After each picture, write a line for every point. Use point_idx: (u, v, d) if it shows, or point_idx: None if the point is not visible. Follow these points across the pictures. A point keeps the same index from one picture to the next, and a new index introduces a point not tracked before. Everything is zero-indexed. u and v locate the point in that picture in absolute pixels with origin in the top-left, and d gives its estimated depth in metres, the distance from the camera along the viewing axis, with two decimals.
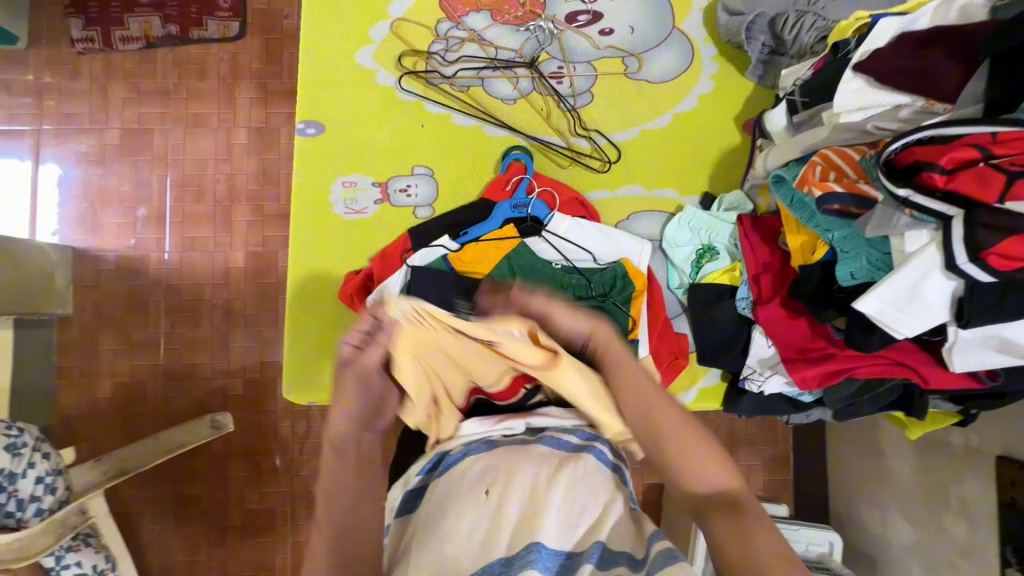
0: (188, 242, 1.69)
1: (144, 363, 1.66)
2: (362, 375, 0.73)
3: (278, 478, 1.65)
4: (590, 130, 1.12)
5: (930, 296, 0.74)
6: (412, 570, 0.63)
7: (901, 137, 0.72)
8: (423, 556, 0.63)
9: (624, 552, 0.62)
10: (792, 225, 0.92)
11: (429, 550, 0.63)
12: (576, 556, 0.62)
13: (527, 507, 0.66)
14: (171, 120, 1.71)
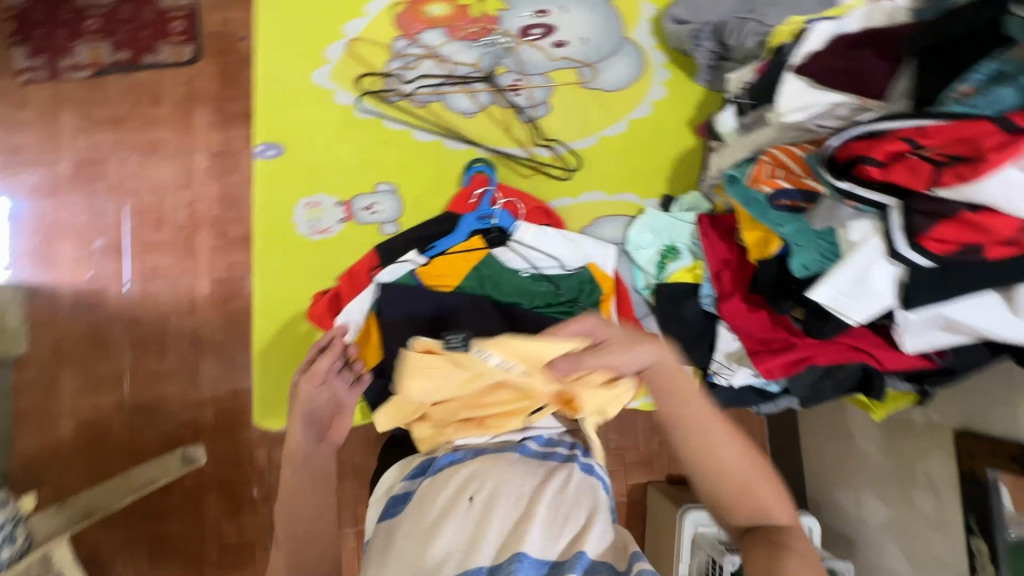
0: (150, 272, 1.64)
1: (107, 400, 1.60)
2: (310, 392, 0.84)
3: (256, 509, 1.60)
4: (550, 139, 1.15)
5: (877, 283, 0.78)
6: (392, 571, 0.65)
7: (838, 135, 0.77)
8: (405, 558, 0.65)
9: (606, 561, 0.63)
10: (747, 222, 0.94)
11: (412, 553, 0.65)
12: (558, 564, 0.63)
13: (512, 514, 0.67)
14: (126, 147, 1.67)
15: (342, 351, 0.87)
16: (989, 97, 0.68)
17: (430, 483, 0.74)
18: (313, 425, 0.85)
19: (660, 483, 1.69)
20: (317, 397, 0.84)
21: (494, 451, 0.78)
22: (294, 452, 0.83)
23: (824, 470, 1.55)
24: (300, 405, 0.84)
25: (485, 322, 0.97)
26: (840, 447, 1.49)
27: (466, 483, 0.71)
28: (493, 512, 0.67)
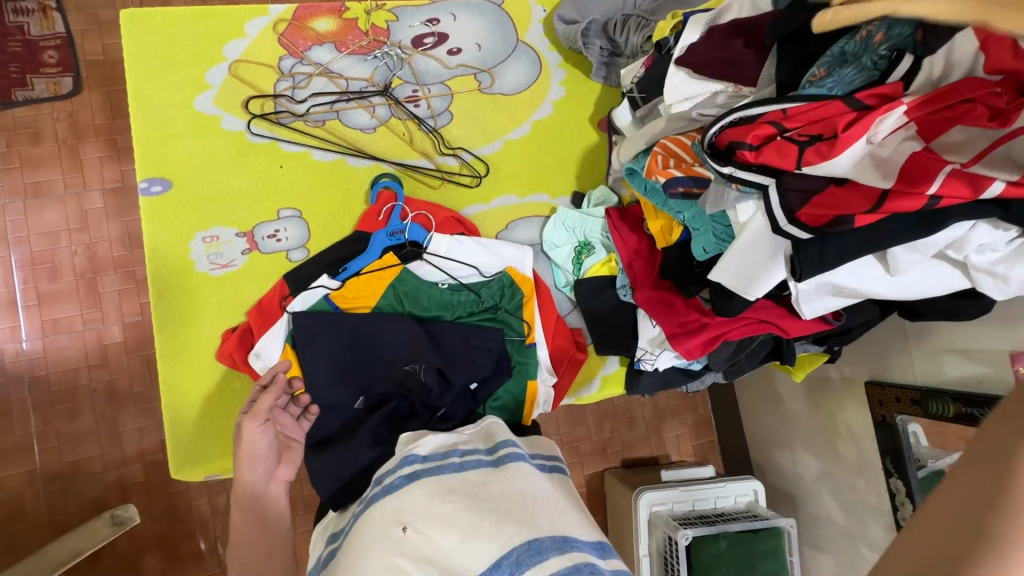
0: (51, 325, 1.50)
1: (16, 473, 1.45)
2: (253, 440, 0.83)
3: (204, 561, 1.51)
4: (455, 148, 1.14)
5: (764, 258, 0.83)
6: None
7: (717, 122, 0.81)
8: None
9: (554, 539, 0.65)
10: (651, 211, 0.99)
11: None
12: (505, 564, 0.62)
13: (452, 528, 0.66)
14: (6, 193, 1.51)
15: (284, 386, 0.87)
16: (838, 78, 0.75)
17: (365, 519, 0.72)
18: (261, 464, 0.84)
19: (615, 469, 1.72)
20: (262, 437, 0.83)
21: (430, 473, 0.75)
22: (242, 491, 0.83)
23: (763, 434, 1.63)
24: (247, 446, 0.83)
25: (406, 342, 0.97)
26: (772, 410, 1.57)
27: (399, 513, 0.69)
28: (429, 541, 0.65)
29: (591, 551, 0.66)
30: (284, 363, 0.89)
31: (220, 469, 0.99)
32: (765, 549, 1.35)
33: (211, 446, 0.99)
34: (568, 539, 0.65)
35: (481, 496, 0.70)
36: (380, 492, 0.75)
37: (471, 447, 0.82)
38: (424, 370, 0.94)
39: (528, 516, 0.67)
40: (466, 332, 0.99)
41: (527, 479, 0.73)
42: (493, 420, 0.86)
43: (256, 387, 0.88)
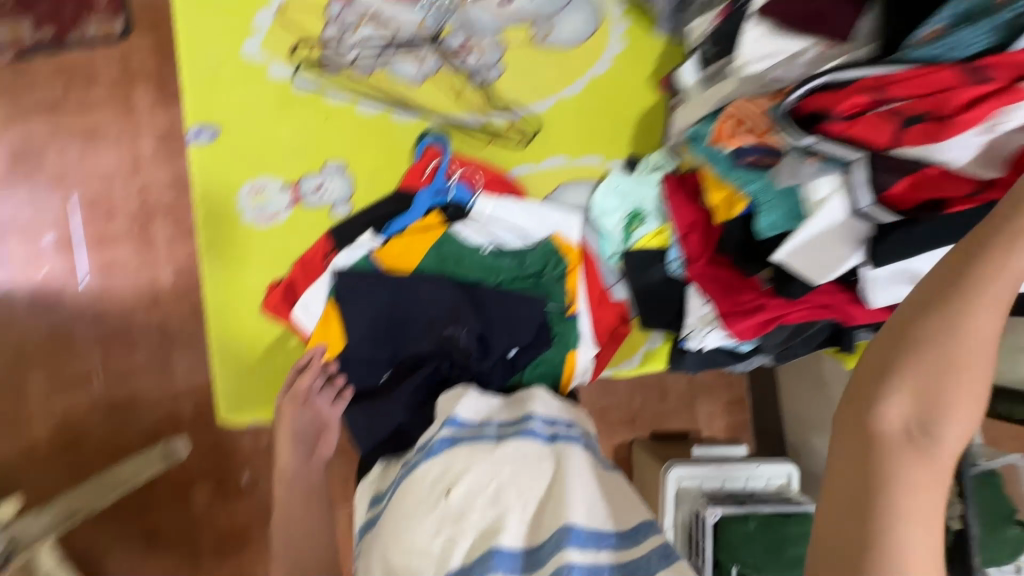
0: (107, 266, 1.56)
1: (80, 400, 1.55)
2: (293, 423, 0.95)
3: (248, 493, 1.60)
4: (506, 104, 1.08)
5: (842, 241, 0.77)
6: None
7: (798, 90, 0.73)
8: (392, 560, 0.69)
9: (596, 529, 0.66)
10: (713, 181, 0.90)
11: (398, 554, 0.69)
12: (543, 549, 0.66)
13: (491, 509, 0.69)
14: (64, 135, 1.55)
15: (320, 368, 0.95)
16: (955, 41, 0.64)
17: (407, 480, 0.74)
18: (300, 442, 0.96)
19: (644, 440, 1.71)
20: (300, 417, 0.94)
21: (471, 440, 0.76)
22: (285, 470, 0.95)
23: (803, 417, 1.56)
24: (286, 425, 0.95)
25: (446, 306, 0.94)
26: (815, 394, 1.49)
27: (442, 477, 0.72)
28: (469, 512, 0.69)
29: (623, 535, 0.66)
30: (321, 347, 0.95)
31: (267, 413, 1.03)
32: (795, 534, 1.31)
33: (257, 391, 1.03)
34: (602, 533, 0.66)
35: (519, 474, 0.72)
36: (421, 453, 0.76)
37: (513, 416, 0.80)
38: (464, 335, 0.92)
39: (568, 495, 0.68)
40: (507, 297, 0.96)
41: (567, 459, 0.72)
42: (530, 393, 0.83)
43: (295, 369, 0.97)
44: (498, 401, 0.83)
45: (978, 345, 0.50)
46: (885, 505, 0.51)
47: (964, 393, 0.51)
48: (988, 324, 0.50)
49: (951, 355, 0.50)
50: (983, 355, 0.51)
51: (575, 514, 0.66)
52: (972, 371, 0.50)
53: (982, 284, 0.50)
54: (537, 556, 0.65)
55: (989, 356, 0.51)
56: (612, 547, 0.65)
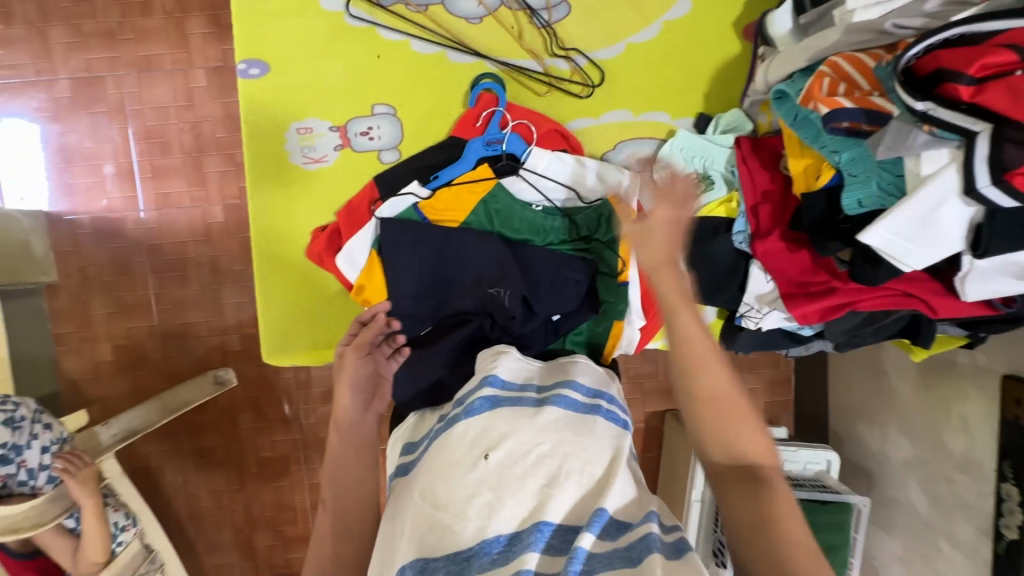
0: (163, 199, 1.60)
1: (138, 326, 1.64)
2: (354, 381, 0.80)
3: (290, 426, 1.68)
4: (569, 49, 1.00)
5: (946, 225, 0.67)
6: (404, 536, 0.64)
7: (923, 41, 0.63)
8: (420, 518, 0.64)
9: (620, 520, 0.63)
10: (794, 147, 0.83)
11: (428, 513, 0.64)
12: (576, 532, 0.62)
13: (531, 477, 0.65)
14: (122, 65, 1.55)
15: (383, 326, 0.85)
16: None
17: (444, 435, 0.71)
18: (362, 392, 0.81)
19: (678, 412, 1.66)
20: (362, 369, 0.81)
21: (512, 403, 0.73)
22: (342, 417, 0.79)
23: (850, 403, 1.47)
24: (347, 374, 0.81)
25: (494, 264, 0.92)
26: (870, 382, 1.39)
27: (482, 438, 0.68)
28: (511, 477, 0.64)
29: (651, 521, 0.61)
30: (385, 304, 0.88)
31: (308, 359, 1.04)
32: (828, 523, 1.26)
33: (299, 336, 1.04)
34: (625, 527, 0.62)
35: (563, 443, 0.68)
36: (459, 410, 0.73)
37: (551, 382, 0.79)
38: (508, 294, 0.88)
39: (611, 471, 0.67)
40: (555, 262, 0.93)
41: (607, 436, 0.71)
42: (571, 359, 0.84)
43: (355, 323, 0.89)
44: (540, 363, 0.84)
45: (716, 387, 0.67)
46: (752, 514, 0.62)
47: (734, 419, 0.67)
48: (713, 375, 0.67)
49: (709, 407, 0.67)
50: (726, 391, 0.68)
51: (611, 498, 0.63)
52: (734, 396, 0.67)
53: (687, 353, 0.68)
54: (573, 533, 0.61)
55: (731, 386, 0.68)
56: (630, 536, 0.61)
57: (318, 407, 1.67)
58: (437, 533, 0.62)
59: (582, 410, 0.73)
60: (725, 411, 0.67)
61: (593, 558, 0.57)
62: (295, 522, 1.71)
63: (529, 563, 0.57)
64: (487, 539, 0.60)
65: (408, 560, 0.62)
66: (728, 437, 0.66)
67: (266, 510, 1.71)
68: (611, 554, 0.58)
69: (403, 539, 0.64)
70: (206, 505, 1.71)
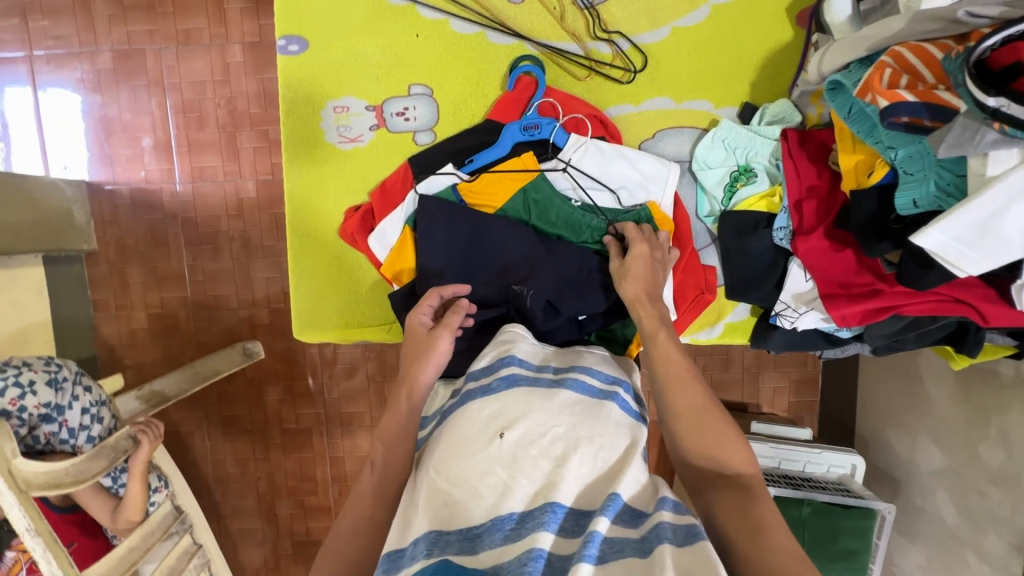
0: (198, 172, 1.62)
1: (172, 296, 1.68)
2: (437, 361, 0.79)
3: (314, 400, 1.72)
4: (612, 32, 0.97)
5: (1007, 228, 0.63)
6: (416, 508, 0.65)
7: (1000, 32, 0.59)
8: (433, 492, 0.65)
9: (633, 507, 0.63)
10: (846, 142, 0.80)
11: (442, 487, 0.64)
12: (589, 515, 0.62)
13: (543, 458, 0.65)
14: (161, 39, 1.57)
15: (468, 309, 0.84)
16: None
17: (459, 412, 0.71)
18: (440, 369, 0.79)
19: None
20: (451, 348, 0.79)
21: (528, 384, 0.73)
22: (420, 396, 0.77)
23: (880, 407, 1.42)
24: (437, 357, 0.78)
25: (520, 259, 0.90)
26: (904, 388, 1.34)
27: (498, 417, 0.68)
28: (525, 456, 0.64)
29: (663, 507, 0.61)
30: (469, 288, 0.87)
31: (336, 336, 1.05)
32: (850, 528, 1.24)
33: (328, 315, 1.05)
34: (639, 515, 0.62)
35: (578, 426, 0.68)
36: (475, 389, 0.73)
37: (567, 365, 0.79)
38: (530, 295, 0.86)
39: (624, 459, 0.67)
40: (586, 265, 0.91)
41: (622, 422, 0.70)
42: (585, 350, 0.84)
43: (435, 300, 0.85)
44: (553, 349, 0.84)
45: (694, 403, 0.72)
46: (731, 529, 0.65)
47: (712, 429, 0.71)
48: (689, 392, 0.73)
49: (686, 422, 0.72)
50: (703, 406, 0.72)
51: (624, 484, 0.63)
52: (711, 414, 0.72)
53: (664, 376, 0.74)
54: (586, 518, 0.61)
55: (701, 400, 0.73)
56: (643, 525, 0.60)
57: (341, 382, 1.70)
58: (450, 509, 0.63)
59: (597, 396, 0.73)
60: (702, 424, 0.71)
61: (606, 542, 0.57)
62: (316, 493, 1.76)
63: (541, 542, 0.57)
64: (500, 516, 0.61)
65: (422, 531, 0.62)
66: (709, 447, 0.71)
67: (288, 479, 1.76)
68: (623, 541, 0.58)
69: (416, 513, 0.64)
70: (232, 472, 1.77)
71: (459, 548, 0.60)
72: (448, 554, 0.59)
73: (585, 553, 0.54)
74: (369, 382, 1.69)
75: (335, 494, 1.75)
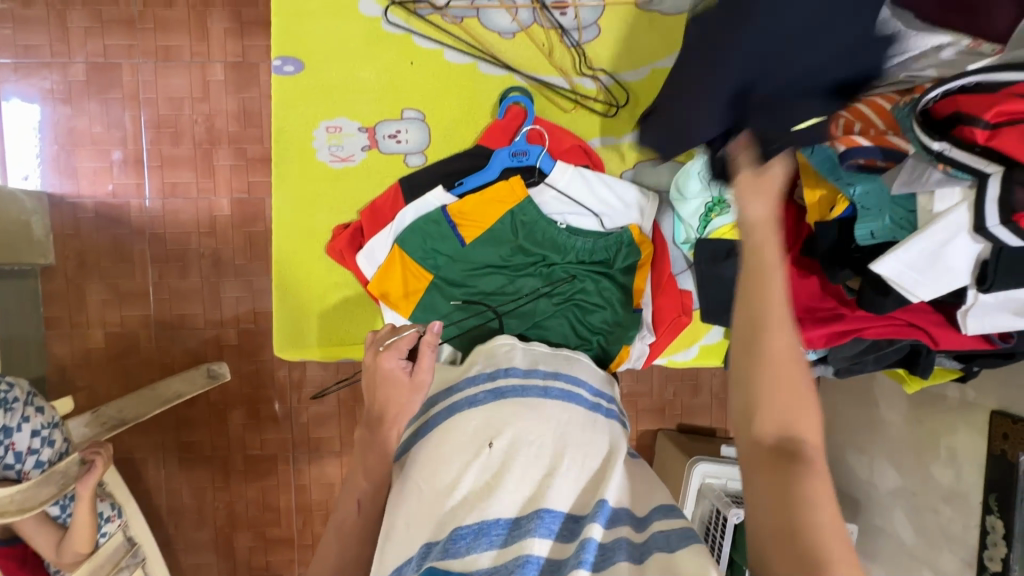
0: (169, 188, 1.59)
1: (134, 314, 1.62)
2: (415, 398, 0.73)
3: (280, 425, 1.66)
4: (596, 69, 1.04)
5: (952, 258, 0.70)
6: (403, 519, 0.65)
7: (943, 85, 0.64)
8: (423, 505, 0.65)
9: (627, 509, 0.63)
10: (811, 177, 0.85)
11: (431, 505, 0.65)
12: (581, 521, 0.62)
13: (532, 465, 0.66)
14: (139, 54, 1.56)
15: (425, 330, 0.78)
16: None
17: (446, 422, 0.73)
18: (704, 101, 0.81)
19: (670, 432, 1.60)
20: (400, 376, 0.74)
21: (516, 392, 0.75)
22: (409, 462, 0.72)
23: (839, 431, 1.49)
24: (415, 381, 0.74)
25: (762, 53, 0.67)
26: (861, 411, 1.41)
27: (487, 427, 0.70)
28: (513, 463, 0.66)
29: (656, 517, 0.62)
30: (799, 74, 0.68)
31: (318, 355, 1.05)
32: None
33: (309, 333, 1.04)
34: (644, 520, 0.63)
35: (566, 435, 0.70)
36: (462, 401, 0.75)
37: (554, 369, 0.80)
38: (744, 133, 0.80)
39: (605, 465, 0.68)
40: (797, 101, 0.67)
41: (602, 431, 0.73)
42: (573, 355, 0.87)
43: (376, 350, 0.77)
44: (544, 350, 0.87)
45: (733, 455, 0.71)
46: None
47: None
48: (800, 367, 0.58)
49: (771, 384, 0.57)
50: (789, 359, 0.58)
51: (611, 490, 0.64)
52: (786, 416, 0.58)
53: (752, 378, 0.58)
54: (580, 521, 0.62)
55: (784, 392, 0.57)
56: (638, 531, 0.61)
57: (310, 407, 1.65)
58: (440, 516, 0.63)
59: (586, 407, 0.76)
60: (790, 384, 0.57)
61: (598, 551, 0.57)
62: (278, 524, 1.69)
63: (532, 549, 0.58)
64: (488, 521, 0.61)
65: (417, 545, 0.62)
66: (787, 419, 0.58)
67: (247, 509, 1.68)
68: (615, 547, 0.58)
69: (408, 526, 0.64)
70: (187, 503, 1.67)
71: (443, 552, 0.59)
72: (433, 560, 0.58)
73: (582, 560, 0.55)
74: (340, 407, 1.65)
75: (299, 525, 1.69)
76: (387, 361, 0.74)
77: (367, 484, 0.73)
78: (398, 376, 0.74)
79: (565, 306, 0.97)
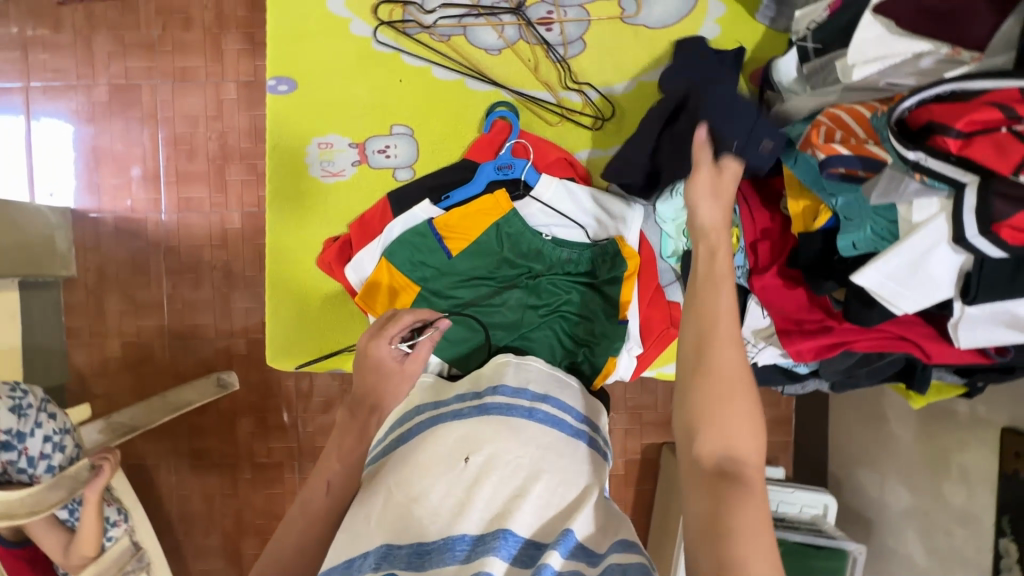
0: (184, 203, 1.66)
1: (149, 324, 1.67)
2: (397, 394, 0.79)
3: (287, 434, 1.69)
4: (581, 83, 1.05)
5: (935, 269, 0.69)
6: (368, 518, 0.65)
7: (917, 94, 0.64)
8: (389, 507, 0.65)
9: (585, 546, 0.62)
10: (794, 189, 0.85)
11: (397, 508, 0.65)
12: (542, 548, 0.62)
13: (505, 484, 0.66)
14: (158, 75, 1.63)
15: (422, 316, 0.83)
16: None
17: (428, 432, 0.74)
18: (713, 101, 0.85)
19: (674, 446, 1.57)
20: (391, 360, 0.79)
21: (500, 410, 0.75)
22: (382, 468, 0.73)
23: (849, 447, 1.45)
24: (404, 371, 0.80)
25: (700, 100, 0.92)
26: (871, 427, 1.36)
27: (465, 443, 0.70)
28: (486, 480, 0.66)
29: (614, 550, 0.61)
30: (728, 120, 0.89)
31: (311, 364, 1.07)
32: (822, 569, 1.23)
33: (302, 343, 1.07)
34: (593, 555, 0.61)
35: (544, 457, 0.70)
36: (447, 414, 0.76)
37: (543, 392, 0.81)
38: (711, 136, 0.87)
39: (580, 496, 0.68)
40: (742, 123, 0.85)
41: (581, 461, 0.73)
42: (568, 381, 0.87)
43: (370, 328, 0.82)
44: (541, 368, 0.86)
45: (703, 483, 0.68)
46: None
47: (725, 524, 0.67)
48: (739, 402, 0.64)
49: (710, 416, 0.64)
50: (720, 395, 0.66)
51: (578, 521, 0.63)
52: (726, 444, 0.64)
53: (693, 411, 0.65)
54: (543, 546, 0.62)
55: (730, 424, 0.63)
56: (592, 565, 0.59)
57: (316, 416, 1.68)
58: (404, 523, 0.63)
59: (568, 435, 0.76)
60: (725, 413, 0.64)
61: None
62: None
63: (492, 566, 0.57)
64: (453, 536, 0.61)
65: (373, 544, 0.62)
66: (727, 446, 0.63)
67: (255, 516, 1.71)
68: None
69: (371, 524, 0.64)
70: (198, 509, 1.71)
71: (406, 563, 0.59)
72: (394, 569, 0.59)
73: None
74: None
75: None
76: (378, 350, 0.79)
77: (339, 467, 0.75)
78: (387, 361, 0.80)
79: (551, 317, 0.97)
